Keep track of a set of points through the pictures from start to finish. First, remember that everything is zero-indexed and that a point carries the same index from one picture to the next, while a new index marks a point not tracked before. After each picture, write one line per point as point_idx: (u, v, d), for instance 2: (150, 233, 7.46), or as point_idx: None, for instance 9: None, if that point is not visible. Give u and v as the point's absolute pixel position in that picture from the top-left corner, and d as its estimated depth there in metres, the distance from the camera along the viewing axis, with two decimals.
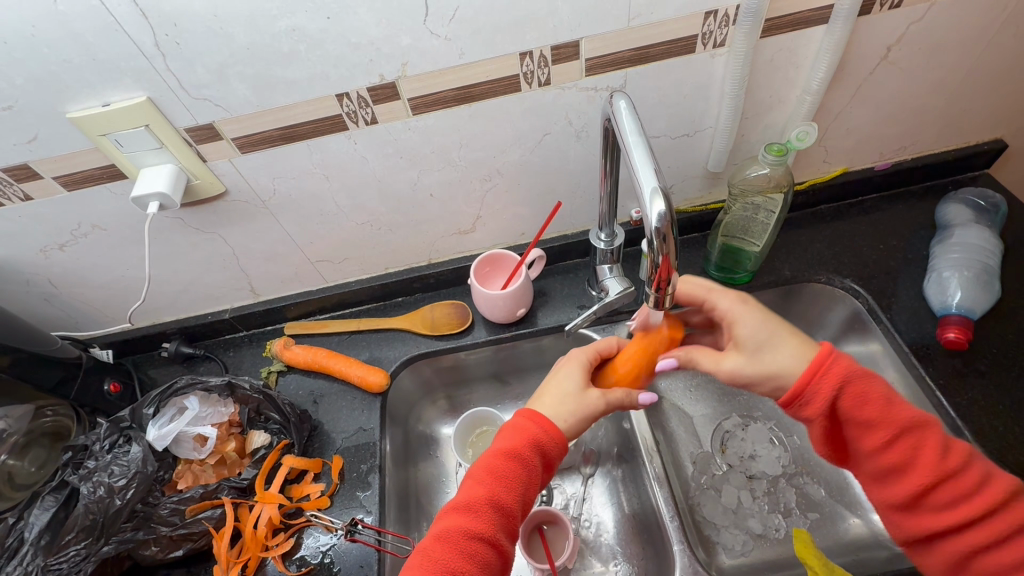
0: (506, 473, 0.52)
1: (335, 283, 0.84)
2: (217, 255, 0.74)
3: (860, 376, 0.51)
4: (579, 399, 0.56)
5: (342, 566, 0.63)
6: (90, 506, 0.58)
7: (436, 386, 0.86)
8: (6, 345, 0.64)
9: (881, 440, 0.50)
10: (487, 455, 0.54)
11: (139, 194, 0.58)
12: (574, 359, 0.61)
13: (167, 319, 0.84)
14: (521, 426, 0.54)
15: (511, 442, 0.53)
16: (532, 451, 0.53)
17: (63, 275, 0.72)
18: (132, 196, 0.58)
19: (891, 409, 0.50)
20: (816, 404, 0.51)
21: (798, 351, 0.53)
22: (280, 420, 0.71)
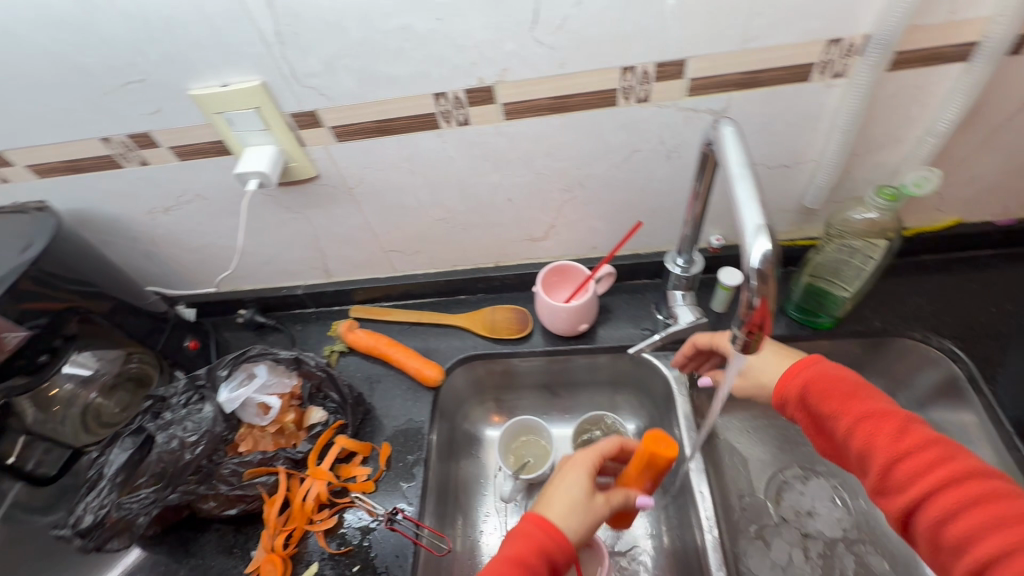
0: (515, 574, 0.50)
1: (403, 274, 0.86)
2: (300, 235, 0.77)
3: (829, 372, 0.58)
4: (585, 505, 0.56)
5: (379, 553, 0.65)
6: (163, 455, 0.62)
7: (487, 388, 0.86)
8: (109, 294, 0.71)
9: (862, 434, 0.53)
10: (493, 559, 0.52)
11: (242, 170, 0.61)
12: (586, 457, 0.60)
13: (246, 288, 0.89)
14: (529, 531, 0.53)
15: (517, 543, 0.53)
16: (542, 557, 0.52)
17: (163, 236, 0.77)
18: (235, 172, 0.62)
19: (858, 402, 0.54)
20: (791, 392, 0.59)
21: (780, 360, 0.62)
22: (338, 400, 0.73)
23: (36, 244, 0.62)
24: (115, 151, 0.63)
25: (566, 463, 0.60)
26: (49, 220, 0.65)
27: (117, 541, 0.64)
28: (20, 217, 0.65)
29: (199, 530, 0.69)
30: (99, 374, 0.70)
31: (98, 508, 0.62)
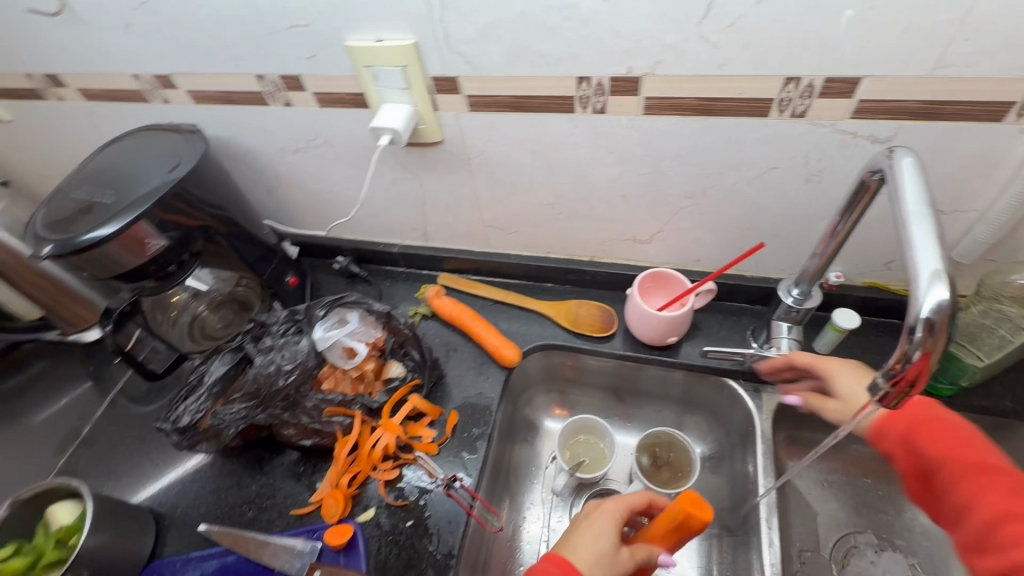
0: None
1: (496, 250, 0.86)
2: (409, 195, 0.79)
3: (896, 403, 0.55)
4: (605, 558, 0.53)
5: (433, 514, 0.66)
6: (259, 377, 0.66)
7: (555, 378, 0.86)
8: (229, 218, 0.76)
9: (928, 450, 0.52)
10: None
11: (377, 125, 0.62)
12: (607, 513, 0.57)
13: (346, 237, 0.93)
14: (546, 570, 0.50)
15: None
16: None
17: (286, 175, 0.82)
18: (371, 125, 0.64)
19: (945, 428, 0.53)
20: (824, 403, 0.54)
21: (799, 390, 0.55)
22: (417, 360, 0.75)
23: (172, 172, 0.66)
24: (265, 89, 0.67)
25: (586, 514, 0.57)
26: (198, 147, 0.70)
27: (207, 444, 0.70)
28: (186, 138, 0.71)
29: (274, 450, 0.74)
30: (215, 291, 0.77)
31: (196, 411, 0.68)
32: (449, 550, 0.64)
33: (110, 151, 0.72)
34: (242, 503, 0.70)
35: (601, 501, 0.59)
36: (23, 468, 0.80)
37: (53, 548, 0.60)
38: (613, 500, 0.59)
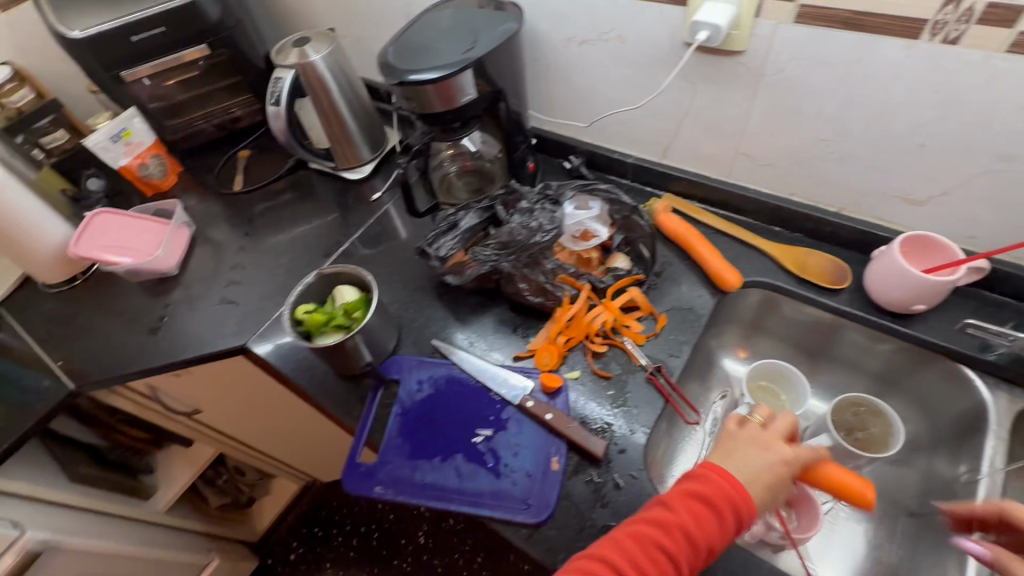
0: (705, 518, 0.53)
1: (734, 182, 0.86)
2: (673, 106, 0.82)
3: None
4: (767, 475, 0.56)
5: (633, 393, 0.72)
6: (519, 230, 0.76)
7: (754, 323, 0.90)
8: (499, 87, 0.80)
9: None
10: (671, 491, 0.56)
11: (700, 20, 0.65)
12: (770, 449, 0.57)
13: (581, 140, 0.98)
14: (710, 475, 0.55)
15: (695, 486, 0.55)
16: (728, 506, 0.53)
17: (559, 65, 0.88)
18: (692, 21, 0.66)
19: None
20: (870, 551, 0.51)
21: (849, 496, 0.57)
22: (642, 257, 0.80)
23: (485, 44, 0.74)
24: None
25: (743, 437, 0.59)
26: (512, 28, 0.76)
27: (453, 275, 0.82)
28: (507, 15, 0.79)
29: (496, 303, 0.86)
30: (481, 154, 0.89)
31: (452, 246, 0.82)
32: (644, 426, 0.69)
33: (447, 10, 0.83)
34: (466, 337, 0.82)
35: (751, 428, 0.60)
36: (298, 264, 1.00)
37: (342, 316, 0.76)
38: (768, 433, 0.59)
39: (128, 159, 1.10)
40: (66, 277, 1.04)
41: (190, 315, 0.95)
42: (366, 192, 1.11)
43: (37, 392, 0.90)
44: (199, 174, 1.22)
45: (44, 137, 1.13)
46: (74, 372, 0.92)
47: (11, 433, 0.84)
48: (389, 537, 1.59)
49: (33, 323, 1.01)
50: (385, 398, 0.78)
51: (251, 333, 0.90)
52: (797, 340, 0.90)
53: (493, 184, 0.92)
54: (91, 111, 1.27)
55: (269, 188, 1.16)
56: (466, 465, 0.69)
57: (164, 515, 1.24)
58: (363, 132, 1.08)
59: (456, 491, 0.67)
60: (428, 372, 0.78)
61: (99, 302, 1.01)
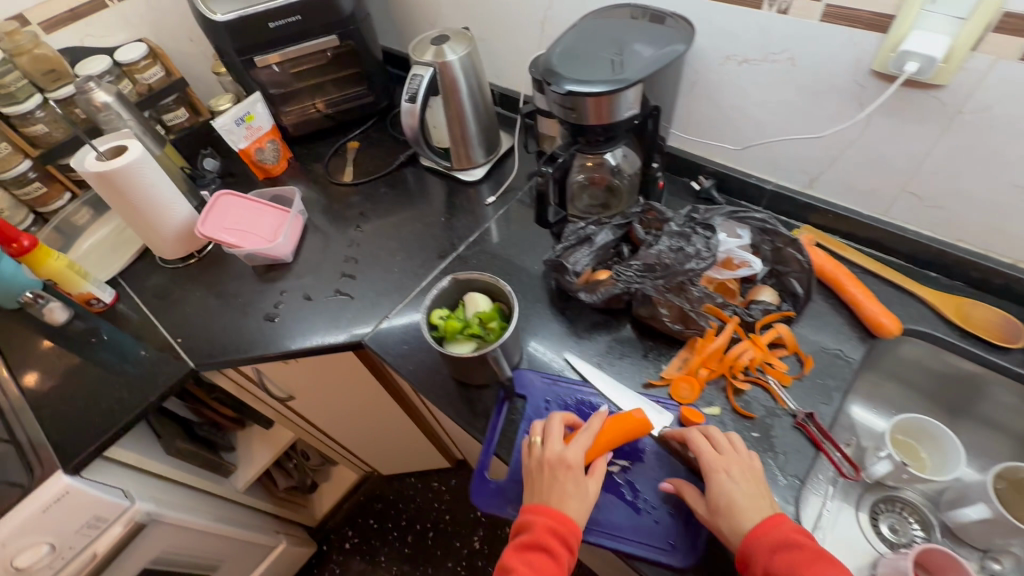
0: (544, 565, 0.59)
1: (891, 221, 0.81)
2: (836, 136, 0.77)
3: (796, 539, 0.54)
4: (585, 492, 0.63)
5: (780, 437, 0.68)
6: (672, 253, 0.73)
7: (894, 367, 0.84)
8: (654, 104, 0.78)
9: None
10: (507, 551, 0.63)
11: (912, 49, 0.61)
12: (555, 461, 0.64)
13: (713, 160, 0.94)
14: (532, 517, 0.62)
15: (527, 536, 0.61)
16: (553, 539, 0.60)
17: (708, 83, 0.84)
18: (900, 50, 0.62)
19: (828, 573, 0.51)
20: (761, 556, 0.54)
21: (754, 484, 0.59)
22: (793, 293, 0.75)
23: (648, 65, 0.71)
24: None
25: (552, 468, 0.64)
26: (677, 50, 0.72)
27: (586, 293, 0.79)
28: (675, 34, 0.75)
29: (620, 321, 0.83)
30: (617, 170, 0.85)
31: (587, 261, 0.81)
32: (793, 475, 0.66)
33: (611, 18, 0.80)
34: (591, 356, 0.81)
35: (555, 449, 0.65)
36: (411, 263, 0.99)
37: (477, 325, 0.75)
38: (559, 448, 0.66)
39: (247, 143, 1.11)
40: (183, 255, 1.06)
41: (304, 304, 0.96)
42: (476, 194, 1.09)
43: (157, 367, 0.92)
44: (308, 162, 1.23)
45: (168, 115, 1.16)
46: (194, 350, 0.93)
47: (135, 405, 0.87)
48: (445, 539, 1.57)
49: (150, 297, 1.03)
50: (511, 413, 0.76)
51: (367, 330, 0.90)
52: (939, 393, 0.84)
53: (624, 201, 0.89)
54: (208, 92, 1.30)
55: (378, 182, 1.16)
56: (603, 495, 0.67)
57: (241, 493, 1.26)
58: (482, 135, 1.06)
59: (592, 522, 0.65)
60: (557, 390, 0.76)
61: (213, 282, 1.03)
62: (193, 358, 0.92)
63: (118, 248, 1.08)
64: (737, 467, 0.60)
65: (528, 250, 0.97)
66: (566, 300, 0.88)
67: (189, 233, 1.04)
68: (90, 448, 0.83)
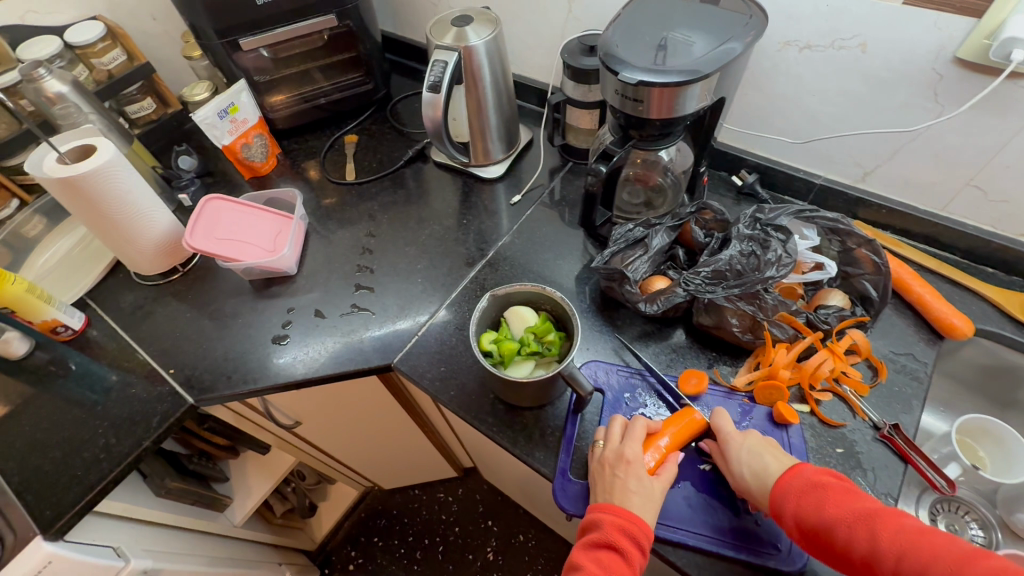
0: (614, 567, 0.54)
1: (949, 216, 0.78)
2: (901, 128, 0.73)
3: (821, 479, 0.53)
4: (653, 490, 0.58)
5: (866, 452, 0.64)
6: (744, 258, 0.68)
7: (946, 365, 0.83)
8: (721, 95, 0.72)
9: (858, 531, 0.48)
10: (573, 548, 0.58)
11: (1017, 33, 0.56)
12: (621, 460, 0.59)
13: (757, 153, 0.89)
14: (598, 516, 0.57)
15: (596, 535, 0.57)
16: (623, 539, 0.55)
17: (762, 71, 0.78)
18: (1003, 34, 0.57)
19: (849, 500, 0.50)
20: (789, 502, 0.52)
21: (776, 454, 0.57)
22: (864, 295, 0.71)
23: (706, 62, 0.62)
24: None
25: (612, 464, 0.60)
26: (737, 47, 0.63)
27: (646, 303, 0.72)
28: (741, 24, 0.66)
29: (675, 330, 0.77)
30: (668, 168, 0.80)
31: (643, 267, 0.75)
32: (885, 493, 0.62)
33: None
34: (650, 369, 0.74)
35: (615, 446, 0.61)
36: (434, 271, 0.90)
37: (533, 341, 0.67)
38: (619, 445, 0.61)
39: (232, 138, 0.97)
40: (165, 269, 0.93)
41: (317, 323, 0.85)
42: (496, 192, 1.00)
43: (146, 403, 0.79)
44: (300, 159, 1.10)
45: (132, 106, 1.00)
46: (192, 383, 0.81)
47: (127, 451, 0.74)
48: (457, 552, 1.49)
49: (128, 320, 0.89)
50: (580, 432, 0.69)
51: (397, 350, 0.80)
52: (991, 388, 0.82)
53: (669, 198, 0.82)
54: (176, 78, 1.14)
55: (383, 180, 1.05)
56: (698, 497, 0.63)
57: (239, 527, 1.14)
58: (503, 128, 0.97)
59: (688, 527, 0.61)
60: (632, 396, 0.70)
61: (204, 300, 0.90)
62: (191, 394, 0.80)
63: (84, 263, 0.93)
64: (755, 440, 0.59)
65: (563, 254, 0.89)
66: (614, 309, 0.81)
67: (171, 245, 0.90)
68: (76, 506, 0.70)
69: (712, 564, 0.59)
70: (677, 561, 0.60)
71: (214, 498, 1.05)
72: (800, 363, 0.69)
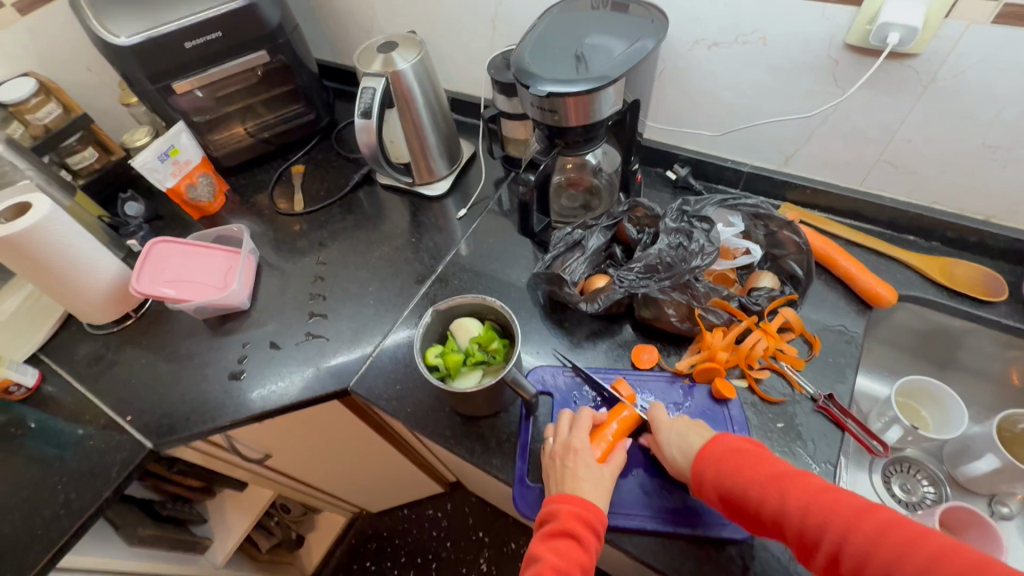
0: (573, 554, 0.56)
1: (867, 190, 0.82)
2: (811, 112, 0.76)
3: (737, 446, 0.56)
4: (603, 477, 0.60)
5: (805, 424, 0.67)
6: (672, 251, 0.71)
7: (884, 332, 0.86)
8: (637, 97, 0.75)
9: (769, 490, 0.51)
10: (533, 541, 0.59)
11: (892, 18, 0.61)
12: (570, 451, 0.61)
13: (687, 147, 0.92)
14: (555, 507, 0.58)
15: (553, 525, 0.58)
16: (580, 526, 0.57)
17: (679, 70, 0.81)
18: (879, 21, 0.61)
19: (762, 463, 0.54)
20: (709, 471, 0.56)
21: (700, 431, 0.60)
22: (792, 275, 0.75)
23: (615, 67, 0.65)
24: None
25: (562, 455, 0.62)
26: (647, 46, 0.66)
27: (587, 303, 0.74)
28: (647, 26, 0.69)
29: (621, 326, 0.80)
30: (598, 170, 0.81)
31: (582, 269, 0.77)
32: (825, 461, 0.64)
33: (585, 9, 0.74)
34: (599, 365, 0.76)
35: (563, 438, 0.63)
36: (385, 291, 0.91)
37: (478, 350, 0.70)
38: (568, 435, 0.63)
39: (176, 181, 0.98)
40: (117, 317, 0.93)
41: (272, 355, 0.86)
42: (444, 208, 1.02)
43: (105, 453, 0.79)
44: (248, 194, 1.11)
45: (73, 157, 1.00)
46: (150, 428, 0.81)
47: (87, 504, 0.74)
48: (451, 568, 1.49)
49: (84, 371, 0.89)
50: (535, 433, 0.71)
51: (353, 373, 0.81)
52: (927, 350, 0.86)
53: (602, 200, 0.85)
54: (118, 126, 1.14)
55: (332, 206, 1.06)
56: (651, 482, 0.65)
57: (221, 567, 1.13)
58: (443, 145, 1.00)
59: (646, 511, 0.63)
60: (579, 394, 0.73)
61: (160, 344, 0.91)
62: (150, 439, 0.80)
63: (36, 319, 0.93)
64: (682, 422, 0.61)
65: (510, 262, 0.91)
66: (562, 312, 0.83)
67: (121, 292, 0.90)
68: (40, 563, 0.70)
69: (667, 548, 0.61)
70: (633, 550, 0.62)
71: (191, 542, 1.04)
72: (737, 345, 0.72)
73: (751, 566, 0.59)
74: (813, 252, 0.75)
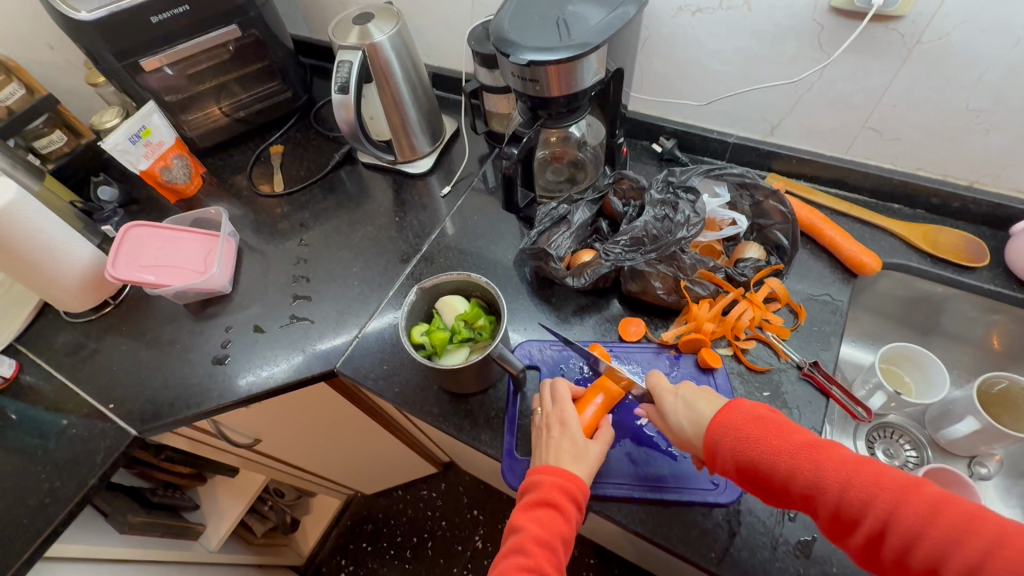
0: (554, 524, 0.56)
1: (852, 159, 0.82)
2: (796, 79, 0.75)
3: (759, 413, 0.54)
4: (588, 452, 0.60)
5: (791, 392, 0.68)
6: (659, 222, 0.71)
7: (869, 301, 0.87)
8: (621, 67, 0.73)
9: (801, 462, 0.49)
10: (514, 513, 0.59)
11: None
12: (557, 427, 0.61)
13: (673, 119, 0.91)
14: (538, 479, 0.58)
15: (535, 496, 0.58)
16: (562, 497, 0.57)
17: (664, 38, 0.80)
18: None
19: (793, 434, 0.51)
20: (728, 440, 0.53)
21: (710, 400, 0.58)
22: (778, 245, 0.75)
23: (597, 33, 0.63)
24: None
25: (547, 426, 0.63)
26: (629, 11, 0.64)
27: (573, 278, 0.74)
28: None
29: (609, 301, 0.79)
30: (582, 143, 0.81)
31: (569, 244, 0.77)
32: (810, 427, 0.65)
33: None
34: (587, 339, 0.76)
35: (550, 409, 0.64)
36: (370, 272, 0.90)
37: (464, 328, 0.69)
38: (553, 408, 0.63)
39: (149, 163, 0.95)
40: (95, 304, 0.90)
41: (256, 339, 0.84)
42: (428, 185, 1.01)
43: (88, 441, 0.78)
44: (226, 175, 1.08)
45: (40, 141, 0.96)
46: (134, 415, 0.80)
47: (72, 492, 0.73)
48: (446, 545, 1.51)
49: (63, 360, 0.87)
50: (524, 408, 0.71)
51: (339, 355, 0.80)
52: (910, 318, 0.86)
53: (586, 175, 0.84)
54: (87, 108, 1.10)
55: (313, 187, 1.04)
56: (638, 451, 0.65)
57: (216, 552, 1.13)
58: (425, 121, 0.97)
59: (633, 478, 0.63)
60: (568, 368, 0.73)
61: (141, 330, 0.89)
62: (134, 425, 0.79)
63: (10, 308, 0.90)
64: (687, 389, 0.59)
65: (496, 239, 0.90)
66: (549, 287, 0.82)
67: (98, 279, 0.88)
68: (27, 553, 0.69)
69: (655, 517, 0.62)
70: (623, 521, 0.62)
71: (184, 528, 1.04)
72: (723, 316, 0.72)
73: (738, 531, 0.60)
74: (798, 222, 0.75)
